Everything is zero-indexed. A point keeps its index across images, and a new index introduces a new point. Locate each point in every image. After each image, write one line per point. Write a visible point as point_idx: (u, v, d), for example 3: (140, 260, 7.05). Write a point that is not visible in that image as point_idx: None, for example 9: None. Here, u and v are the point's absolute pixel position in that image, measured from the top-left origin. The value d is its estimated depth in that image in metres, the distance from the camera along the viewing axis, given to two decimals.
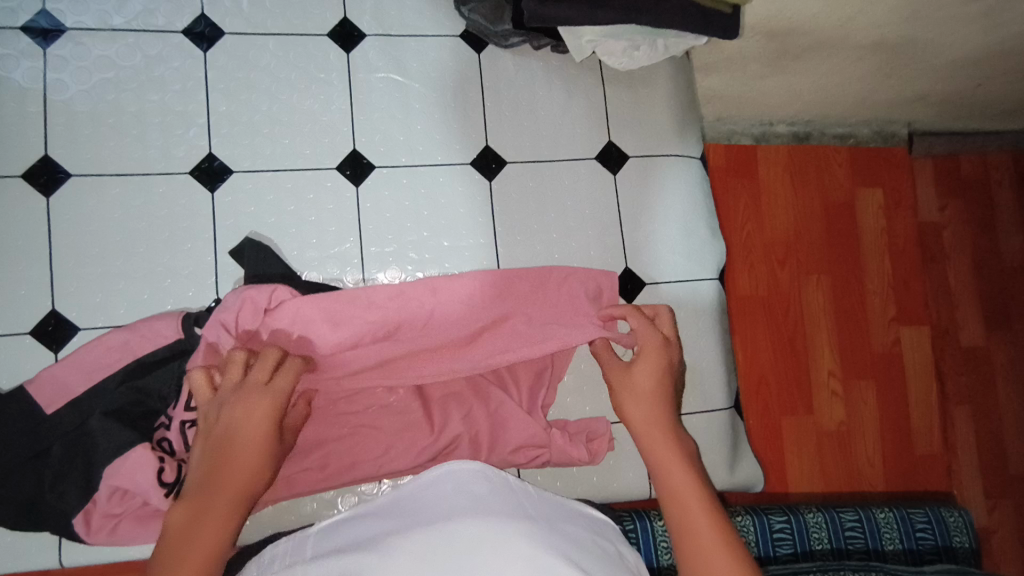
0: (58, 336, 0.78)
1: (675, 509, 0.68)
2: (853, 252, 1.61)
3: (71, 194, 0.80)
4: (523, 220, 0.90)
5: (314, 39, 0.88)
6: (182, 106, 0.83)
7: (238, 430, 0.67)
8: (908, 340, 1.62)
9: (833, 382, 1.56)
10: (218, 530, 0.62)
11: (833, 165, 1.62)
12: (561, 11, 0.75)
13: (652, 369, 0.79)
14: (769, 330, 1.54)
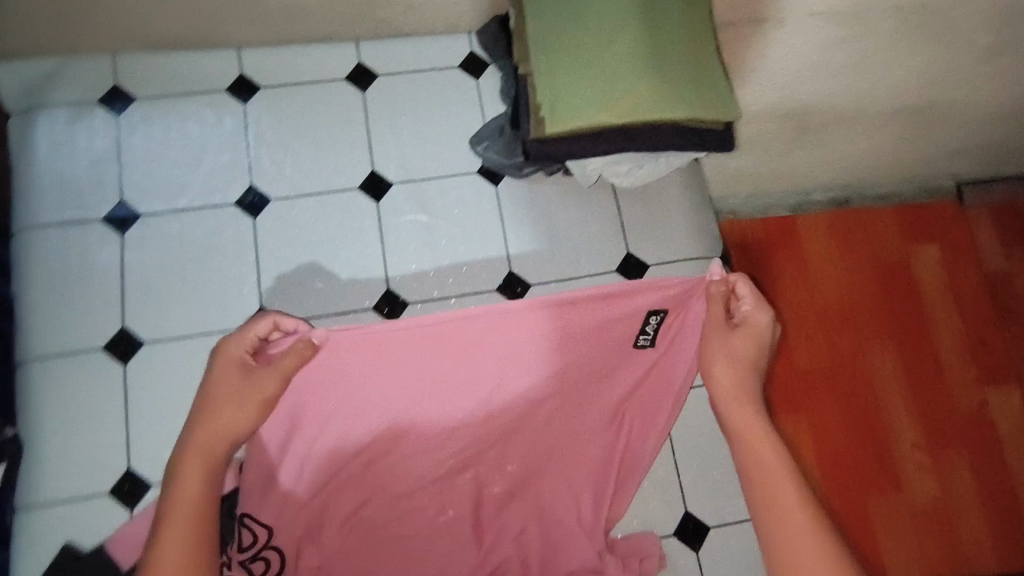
0: (132, 493, 0.84)
1: (762, 481, 0.67)
2: (918, 314, 1.56)
3: (144, 361, 0.88)
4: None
5: (349, 194, 0.98)
6: (237, 269, 0.93)
7: (208, 383, 0.74)
8: (995, 400, 1.52)
9: (920, 454, 1.47)
10: (194, 489, 0.68)
11: (881, 228, 1.60)
12: (563, 148, 0.82)
13: (744, 339, 0.75)
14: (842, 403, 1.48)
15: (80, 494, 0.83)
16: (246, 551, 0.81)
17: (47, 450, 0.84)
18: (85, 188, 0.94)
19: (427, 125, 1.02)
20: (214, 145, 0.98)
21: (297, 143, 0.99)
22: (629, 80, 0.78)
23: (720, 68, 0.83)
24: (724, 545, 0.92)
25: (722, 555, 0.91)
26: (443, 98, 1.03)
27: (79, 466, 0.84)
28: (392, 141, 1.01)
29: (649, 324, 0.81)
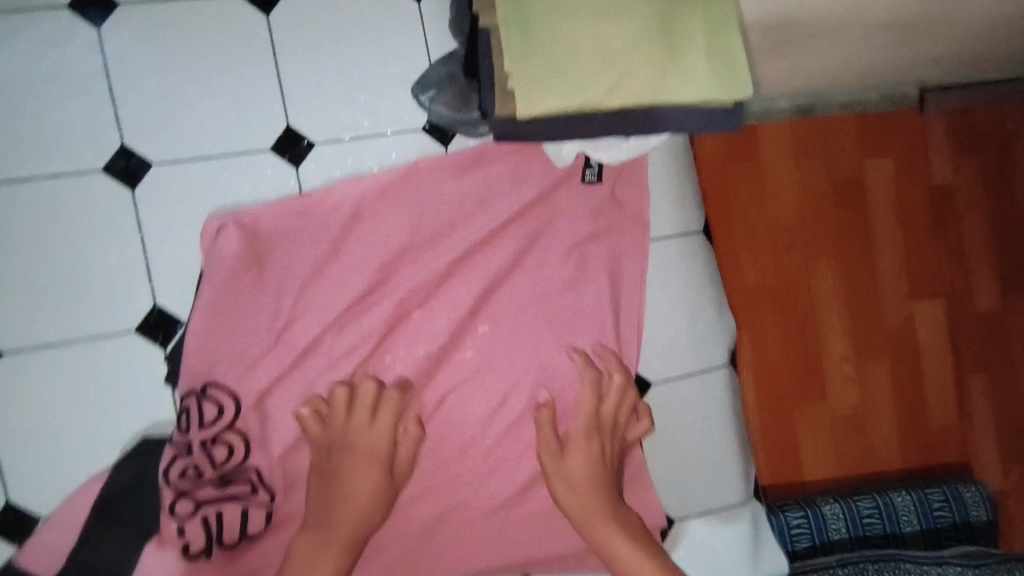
0: (20, 528, 0.72)
1: (617, 558, 0.76)
2: (862, 229, 1.44)
3: (12, 373, 0.72)
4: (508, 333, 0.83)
5: (259, 156, 0.77)
6: (117, 256, 0.74)
7: (341, 482, 0.73)
8: (922, 313, 1.47)
9: (845, 367, 1.43)
10: (330, 560, 0.70)
11: (839, 138, 1.43)
12: (536, 129, 0.65)
13: (589, 458, 0.81)
14: (775, 327, 1.41)
15: None
16: (222, 468, 0.72)
17: None
18: None
19: (354, 64, 0.79)
20: (65, 88, 0.73)
21: (182, 85, 0.75)
22: (621, 55, 0.61)
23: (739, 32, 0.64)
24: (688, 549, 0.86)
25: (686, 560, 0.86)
26: (373, 26, 0.80)
27: None
28: (310, 84, 0.78)
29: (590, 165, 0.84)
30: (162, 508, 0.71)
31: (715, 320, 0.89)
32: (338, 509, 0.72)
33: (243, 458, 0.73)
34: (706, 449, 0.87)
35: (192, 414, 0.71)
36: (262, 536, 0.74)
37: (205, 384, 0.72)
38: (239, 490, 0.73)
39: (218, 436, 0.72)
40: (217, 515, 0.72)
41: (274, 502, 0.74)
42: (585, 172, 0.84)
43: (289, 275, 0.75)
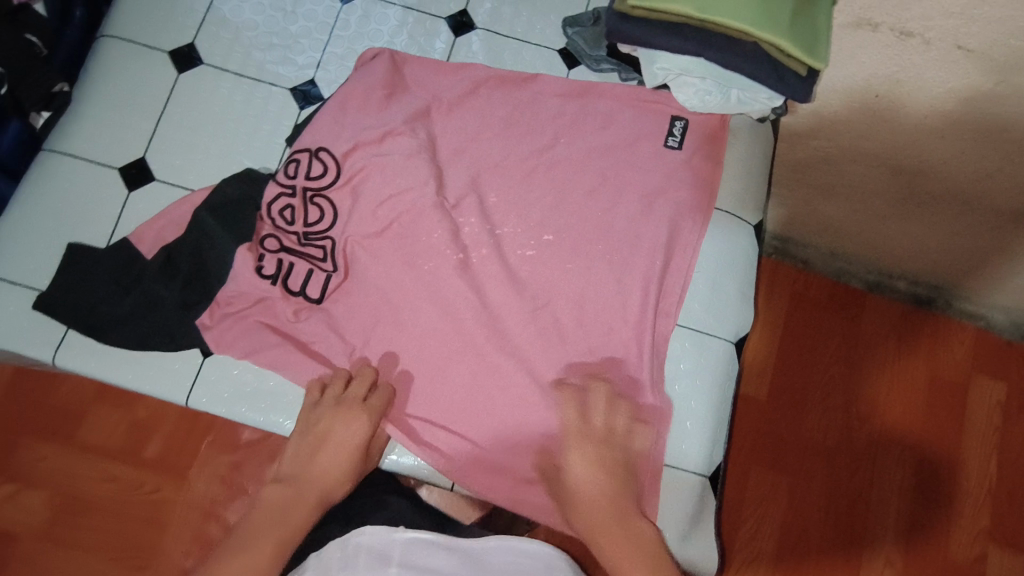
0: (138, 178, 0.89)
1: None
2: (947, 442, 1.33)
3: (195, 78, 0.92)
4: (555, 226, 0.92)
5: (434, 21, 0.98)
6: (304, 39, 0.96)
7: (325, 450, 0.77)
8: (998, 563, 1.28)
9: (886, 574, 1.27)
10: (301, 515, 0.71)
11: (951, 343, 1.38)
12: (638, 29, 0.80)
13: (607, 478, 0.78)
14: (817, 498, 1.30)
15: (99, 159, 0.89)
16: (311, 227, 0.86)
17: (85, 116, 0.91)
18: None
19: None
20: None
21: None
22: None
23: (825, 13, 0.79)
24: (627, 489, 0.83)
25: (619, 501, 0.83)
26: None
27: (103, 139, 0.90)
28: None
29: (675, 128, 0.96)
30: (256, 236, 0.86)
31: (741, 302, 0.92)
32: (321, 469, 0.76)
33: (327, 224, 0.87)
34: (685, 410, 0.87)
35: (302, 167, 0.87)
36: (318, 299, 0.86)
37: (319, 147, 0.88)
38: (312, 252, 0.86)
39: (314, 194, 0.87)
40: (293, 263, 0.86)
41: (332, 274, 0.86)
42: (668, 137, 0.96)
43: (412, 105, 0.93)
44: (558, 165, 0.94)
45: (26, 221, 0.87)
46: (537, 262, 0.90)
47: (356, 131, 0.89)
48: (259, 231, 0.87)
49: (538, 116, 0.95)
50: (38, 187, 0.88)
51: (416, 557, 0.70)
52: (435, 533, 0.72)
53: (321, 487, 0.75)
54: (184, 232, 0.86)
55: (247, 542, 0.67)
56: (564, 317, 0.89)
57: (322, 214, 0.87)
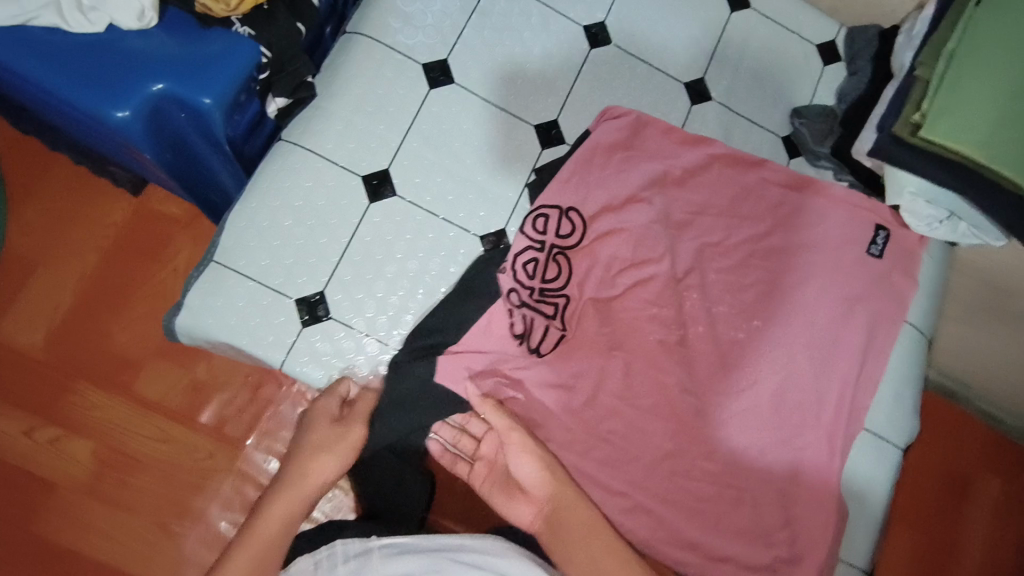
0: (378, 191, 0.86)
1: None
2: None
3: (445, 97, 0.90)
4: (769, 316, 0.93)
5: (674, 84, 0.99)
6: (552, 77, 0.95)
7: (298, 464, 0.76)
8: None
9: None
10: (282, 511, 0.72)
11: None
12: (910, 156, 0.82)
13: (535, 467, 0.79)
14: None
15: (341, 163, 0.86)
16: (548, 282, 0.88)
17: (329, 112, 0.86)
18: None
19: (767, 73, 1.03)
20: None
21: (656, 13, 1.00)
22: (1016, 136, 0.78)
23: None
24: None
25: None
26: (793, 61, 1.04)
27: (348, 140, 0.86)
28: (730, 65, 1.02)
29: (877, 237, 0.98)
30: (500, 292, 0.86)
31: (912, 412, 0.98)
32: (304, 484, 0.75)
33: (564, 282, 0.89)
34: (858, 505, 0.93)
35: (552, 224, 0.89)
36: (547, 353, 0.88)
37: (570, 207, 0.89)
38: (546, 308, 0.88)
39: (559, 252, 0.89)
40: (529, 319, 0.87)
41: (564, 333, 0.89)
42: (870, 246, 0.98)
43: (652, 166, 0.93)
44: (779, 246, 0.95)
45: (261, 215, 0.83)
46: (749, 344, 0.91)
47: (603, 192, 0.91)
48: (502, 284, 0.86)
49: (760, 197, 0.96)
50: (275, 181, 0.84)
51: (392, 564, 0.70)
52: (410, 538, 0.73)
53: (293, 504, 0.73)
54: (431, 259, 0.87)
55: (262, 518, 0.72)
56: (761, 403, 0.91)
57: (562, 273, 0.89)
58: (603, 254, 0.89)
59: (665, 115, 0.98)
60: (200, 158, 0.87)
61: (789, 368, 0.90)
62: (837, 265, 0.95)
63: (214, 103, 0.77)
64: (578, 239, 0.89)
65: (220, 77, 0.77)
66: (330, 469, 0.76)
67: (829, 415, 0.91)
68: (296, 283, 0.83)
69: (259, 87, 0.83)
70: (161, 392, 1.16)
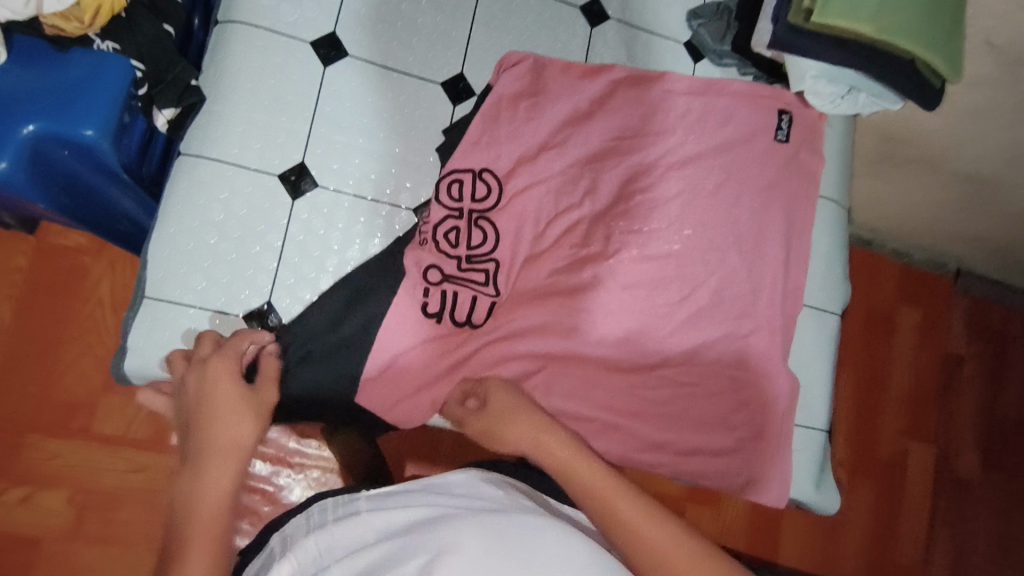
0: (298, 186, 0.84)
1: (627, 526, 0.61)
2: (881, 365, 1.60)
3: (343, 71, 0.86)
4: (713, 225, 0.92)
5: (570, 9, 0.97)
6: (447, 29, 0.91)
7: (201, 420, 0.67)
8: (956, 462, 1.61)
9: (840, 472, 1.54)
10: (216, 477, 0.63)
11: (886, 278, 1.62)
12: (808, 41, 0.84)
13: (512, 397, 0.74)
14: (849, 410, 1.57)
15: (253, 166, 0.82)
16: (473, 250, 0.87)
17: (224, 115, 0.81)
18: None
19: None
20: None
21: None
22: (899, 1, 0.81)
23: (964, 33, 0.87)
24: (782, 455, 0.94)
25: (779, 466, 0.93)
26: None
27: (252, 140, 0.82)
28: None
29: (782, 122, 0.99)
30: (418, 267, 0.85)
31: (843, 281, 1.06)
32: (220, 441, 0.65)
33: (491, 247, 0.87)
34: (810, 373, 1.01)
35: (466, 189, 0.88)
36: (481, 323, 0.86)
37: (482, 168, 0.88)
38: (475, 277, 0.86)
39: (479, 217, 0.88)
40: (456, 292, 0.86)
41: (498, 299, 0.87)
42: (778, 132, 0.99)
43: (564, 99, 0.92)
44: (705, 144, 0.94)
45: (182, 239, 0.79)
46: (698, 251, 0.90)
47: (518, 146, 0.90)
48: (421, 258, 0.85)
49: (678, 101, 0.95)
50: (187, 199, 0.79)
51: (385, 503, 0.65)
52: (399, 486, 0.69)
53: (222, 478, 0.63)
54: (368, 244, 0.86)
55: (201, 487, 0.62)
56: (712, 307, 0.91)
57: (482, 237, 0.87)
58: (538, 204, 0.88)
59: (566, 45, 0.97)
60: (97, 192, 0.81)
61: (735, 264, 0.93)
62: (760, 155, 0.97)
63: (98, 134, 0.71)
64: (496, 201, 0.88)
65: (94, 104, 0.71)
66: (246, 429, 0.68)
67: (775, 300, 0.96)
68: (241, 297, 0.81)
69: (139, 104, 0.76)
70: (120, 425, 1.12)
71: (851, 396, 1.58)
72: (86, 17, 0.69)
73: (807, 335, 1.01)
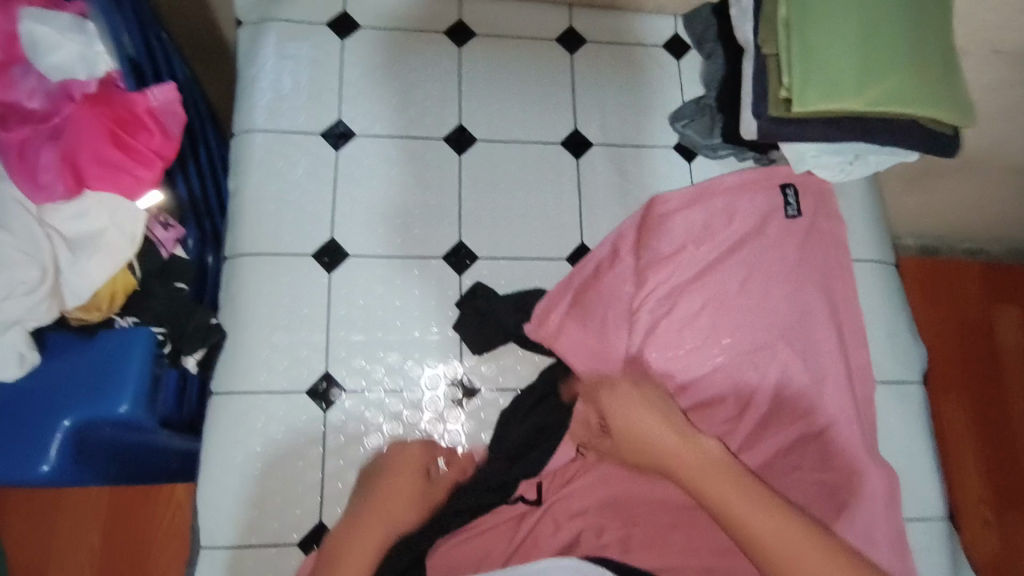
0: (328, 396, 0.84)
1: (761, 528, 0.65)
2: (992, 389, 1.44)
3: (348, 272, 0.88)
4: (745, 326, 0.88)
5: (552, 147, 0.98)
6: (439, 202, 0.92)
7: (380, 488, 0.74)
8: None
9: (984, 523, 1.36)
10: (373, 533, 0.69)
11: (967, 284, 1.49)
12: (797, 128, 0.82)
13: (647, 410, 0.75)
14: (973, 446, 1.40)
15: (282, 389, 0.83)
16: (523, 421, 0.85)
17: (246, 346, 0.83)
18: (291, 100, 0.93)
19: (631, 96, 1.02)
20: (428, 80, 0.97)
21: (506, 93, 0.99)
22: (882, 68, 0.78)
23: (961, 77, 0.82)
24: (908, 563, 0.83)
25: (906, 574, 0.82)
26: (649, 73, 1.04)
27: (276, 363, 0.83)
28: (594, 104, 1.01)
29: (790, 198, 0.95)
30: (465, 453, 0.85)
31: (914, 342, 0.97)
32: (382, 500, 0.73)
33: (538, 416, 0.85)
34: (908, 454, 0.91)
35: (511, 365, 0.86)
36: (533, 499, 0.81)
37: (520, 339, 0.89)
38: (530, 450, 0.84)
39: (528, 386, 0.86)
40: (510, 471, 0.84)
41: (576, 457, 0.83)
42: (786, 209, 0.94)
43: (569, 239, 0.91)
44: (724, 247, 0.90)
45: (228, 479, 0.79)
46: None
47: None
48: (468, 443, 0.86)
49: (681, 214, 0.93)
50: (225, 438, 0.80)
51: None
52: None
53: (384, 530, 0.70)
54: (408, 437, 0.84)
55: (358, 535, 0.69)
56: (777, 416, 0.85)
57: (560, 407, 0.86)
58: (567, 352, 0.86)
59: (557, 182, 0.96)
60: (144, 448, 0.83)
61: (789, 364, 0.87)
62: (783, 243, 0.93)
63: (132, 407, 0.75)
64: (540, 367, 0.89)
65: (124, 379, 0.75)
66: (410, 499, 0.74)
67: (846, 388, 0.88)
68: (295, 521, 0.79)
69: (167, 359, 0.79)
70: None
71: (970, 430, 1.41)
72: (104, 303, 0.73)
73: (891, 413, 0.93)
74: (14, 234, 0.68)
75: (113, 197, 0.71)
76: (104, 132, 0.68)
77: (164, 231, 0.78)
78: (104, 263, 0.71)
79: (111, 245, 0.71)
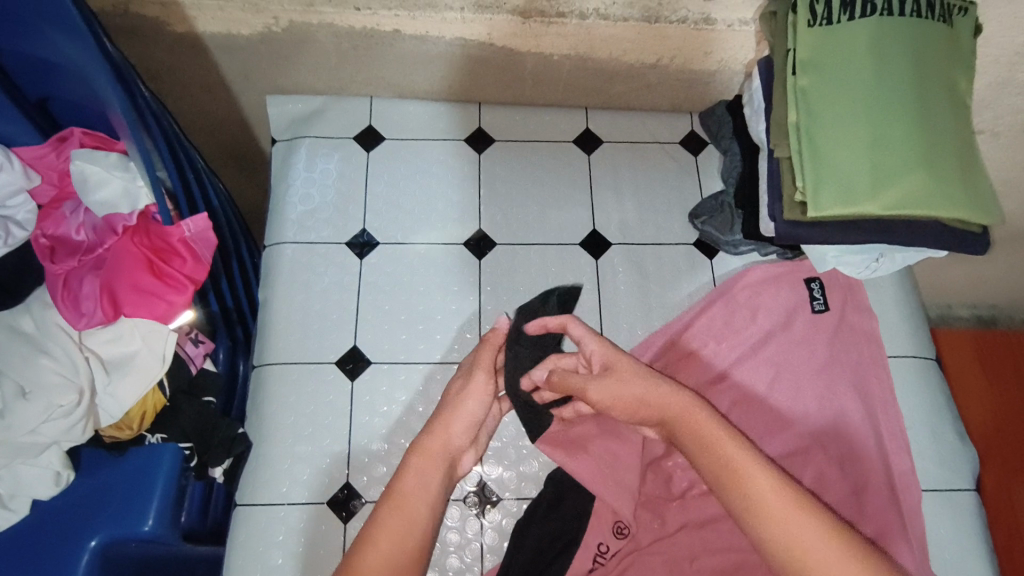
0: (348, 507, 0.83)
1: (756, 521, 0.57)
2: None
3: (370, 380, 0.89)
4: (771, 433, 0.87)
5: (570, 248, 0.99)
6: (459, 306, 0.94)
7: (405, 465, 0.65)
8: None
9: None
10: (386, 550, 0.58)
11: None
12: (817, 232, 0.81)
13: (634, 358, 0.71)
14: None
15: (304, 499, 0.83)
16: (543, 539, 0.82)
17: (270, 457, 0.84)
18: (320, 211, 0.97)
19: (649, 193, 1.03)
20: (449, 187, 1.01)
21: (525, 196, 1.01)
22: (900, 171, 0.76)
23: (984, 174, 0.80)
24: None
25: None
26: (667, 170, 1.05)
27: (298, 473, 0.84)
28: (612, 202, 1.02)
29: (815, 293, 0.92)
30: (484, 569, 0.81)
31: (963, 445, 0.91)
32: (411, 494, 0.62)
33: (562, 533, 0.83)
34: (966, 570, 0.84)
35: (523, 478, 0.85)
36: None
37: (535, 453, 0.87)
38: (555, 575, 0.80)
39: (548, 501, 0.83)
40: None
41: (595, 567, 0.82)
42: (813, 304, 0.92)
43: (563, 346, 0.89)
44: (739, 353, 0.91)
45: None
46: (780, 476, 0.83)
47: None
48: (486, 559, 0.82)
49: (700, 314, 0.93)
50: (247, 551, 0.80)
51: None
52: None
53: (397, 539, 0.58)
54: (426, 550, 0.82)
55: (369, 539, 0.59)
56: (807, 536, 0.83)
57: (579, 510, 0.84)
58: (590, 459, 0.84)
59: (576, 282, 0.97)
60: (172, 558, 0.84)
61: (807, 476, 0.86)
62: (810, 344, 0.91)
63: (156, 524, 0.77)
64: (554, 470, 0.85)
65: (149, 497, 0.77)
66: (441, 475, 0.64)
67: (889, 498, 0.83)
68: None
69: (193, 471, 0.81)
70: None
71: None
72: (134, 422, 0.77)
73: (942, 524, 0.86)
74: (57, 359, 0.73)
75: (147, 322, 0.75)
76: (141, 262, 0.72)
77: (193, 346, 0.82)
78: (135, 383, 0.74)
79: (143, 365, 0.75)
